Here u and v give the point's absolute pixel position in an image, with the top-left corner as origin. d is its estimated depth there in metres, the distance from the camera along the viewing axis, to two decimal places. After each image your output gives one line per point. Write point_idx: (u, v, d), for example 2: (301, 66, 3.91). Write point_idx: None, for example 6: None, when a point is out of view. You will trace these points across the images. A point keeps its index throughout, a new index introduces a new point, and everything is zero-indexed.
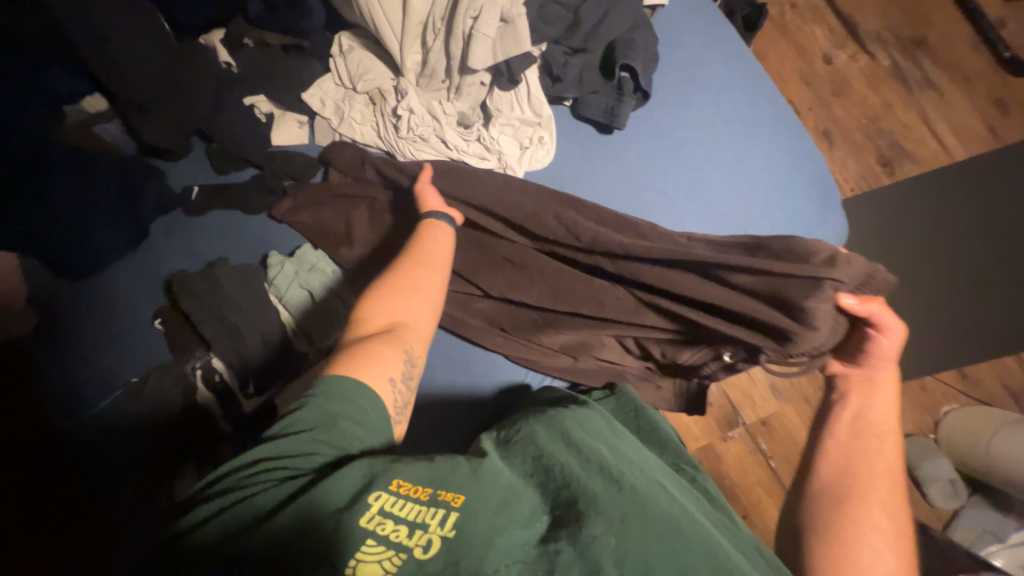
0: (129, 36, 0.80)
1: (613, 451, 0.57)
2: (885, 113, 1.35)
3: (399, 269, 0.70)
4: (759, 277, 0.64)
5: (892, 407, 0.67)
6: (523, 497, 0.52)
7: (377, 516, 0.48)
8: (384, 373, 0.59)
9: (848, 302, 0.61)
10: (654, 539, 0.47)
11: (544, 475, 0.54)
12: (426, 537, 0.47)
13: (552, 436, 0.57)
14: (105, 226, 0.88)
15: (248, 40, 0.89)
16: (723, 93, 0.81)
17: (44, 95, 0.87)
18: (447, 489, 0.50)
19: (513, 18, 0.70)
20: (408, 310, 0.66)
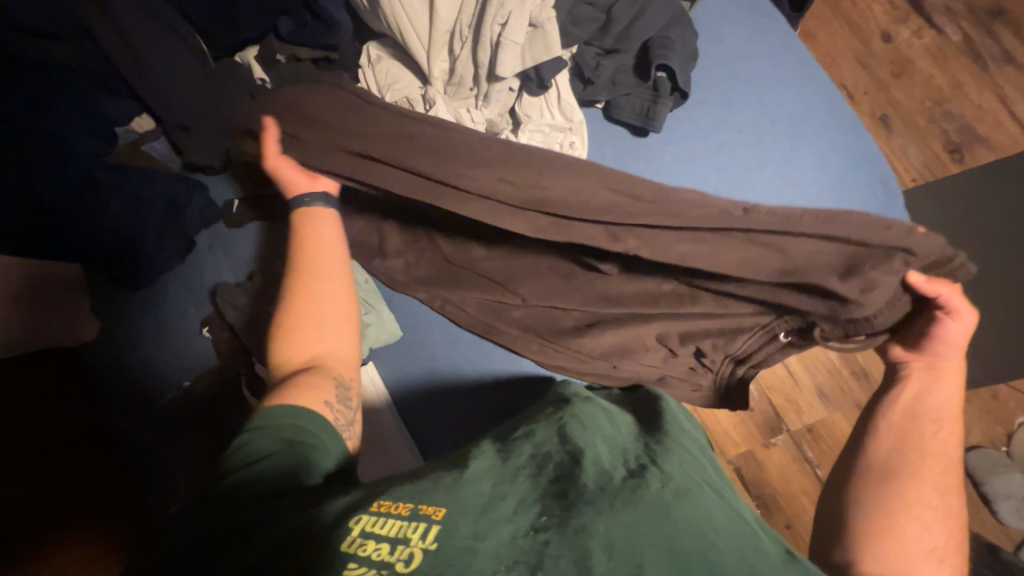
0: (168, 58, 0.83)
1: (608, 448, 0.55)
2: (954, 93, 1.22)
3: (305, 291, 0.73)
4: (825, 241, 0.58)
5: (955, 397, 0.68)
6: (512, 494, 0.47)
7: (357, 540, 0.43)
8: (318, 395, 0.63)
9: (919, 279, 0.59)
10: (647, 526, 0.44)
11: (538, 467, 0.51)
12: (407, 551, 0.42)
13: (551, 436, 0.56)
14: (155, 241, 0.93)
15: (281, 57, 0.89)
16: (767, 87, 0.75)
17: (97, 117, 0.91)
18: (429, 501, 0.46)
19: (543, 23, 0.66)
20: (324, 336, 0.70)
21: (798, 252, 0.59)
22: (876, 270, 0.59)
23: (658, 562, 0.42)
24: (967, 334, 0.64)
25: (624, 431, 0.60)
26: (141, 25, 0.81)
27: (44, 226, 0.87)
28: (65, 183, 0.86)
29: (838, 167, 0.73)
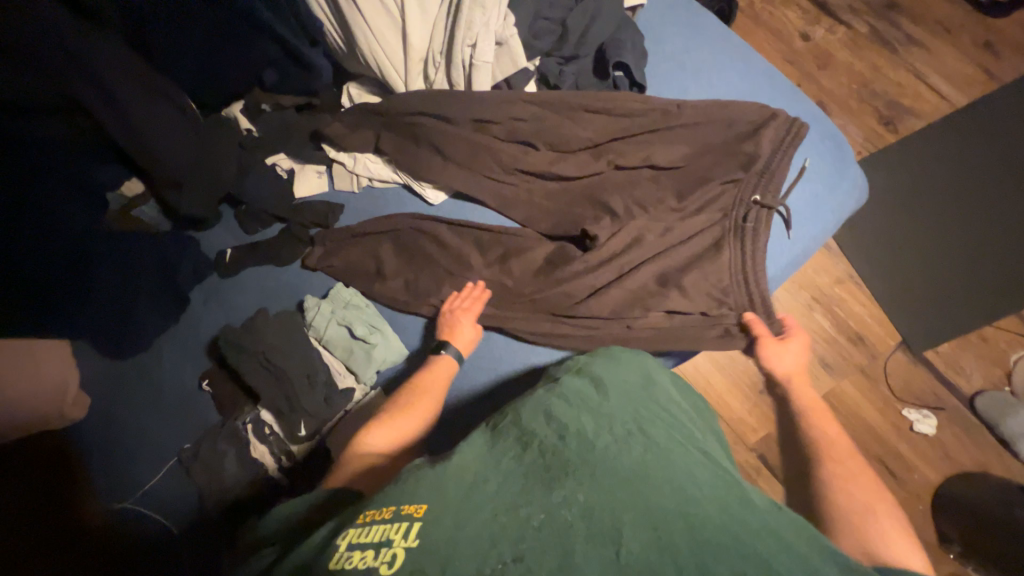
0: (159, 126, 0.87)
1: (595, 416, 0.55)
2: (874, 76, 1.37)
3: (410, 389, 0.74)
4: (727, 130, 0.80)
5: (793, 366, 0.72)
6: (495, 477, 0.49)
7: (344, 554, 0.44)
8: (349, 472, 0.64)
9: (775, 131, 0.78)
10: (624, 493, 0.45)
11: (524, 446, 0.52)
12: (390, 552, 0.43)
13: (534, 417, 0.56)
14: (146, 301, 0.95)
15: (265, 106, 0.97)
16: (715, 74, 0.83)
17: (90, 188, 0.94)
18: (411, 501, 0.47)
19: (507, 39, 0.75)
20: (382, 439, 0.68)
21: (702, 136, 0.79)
22: (761, 136, 0.78)
23: (636, 527, 0.42)
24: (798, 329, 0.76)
25: (615, 393, 0.59)
26: (128, 90, 0.83)
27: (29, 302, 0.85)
28: (55, 255, 0.86)
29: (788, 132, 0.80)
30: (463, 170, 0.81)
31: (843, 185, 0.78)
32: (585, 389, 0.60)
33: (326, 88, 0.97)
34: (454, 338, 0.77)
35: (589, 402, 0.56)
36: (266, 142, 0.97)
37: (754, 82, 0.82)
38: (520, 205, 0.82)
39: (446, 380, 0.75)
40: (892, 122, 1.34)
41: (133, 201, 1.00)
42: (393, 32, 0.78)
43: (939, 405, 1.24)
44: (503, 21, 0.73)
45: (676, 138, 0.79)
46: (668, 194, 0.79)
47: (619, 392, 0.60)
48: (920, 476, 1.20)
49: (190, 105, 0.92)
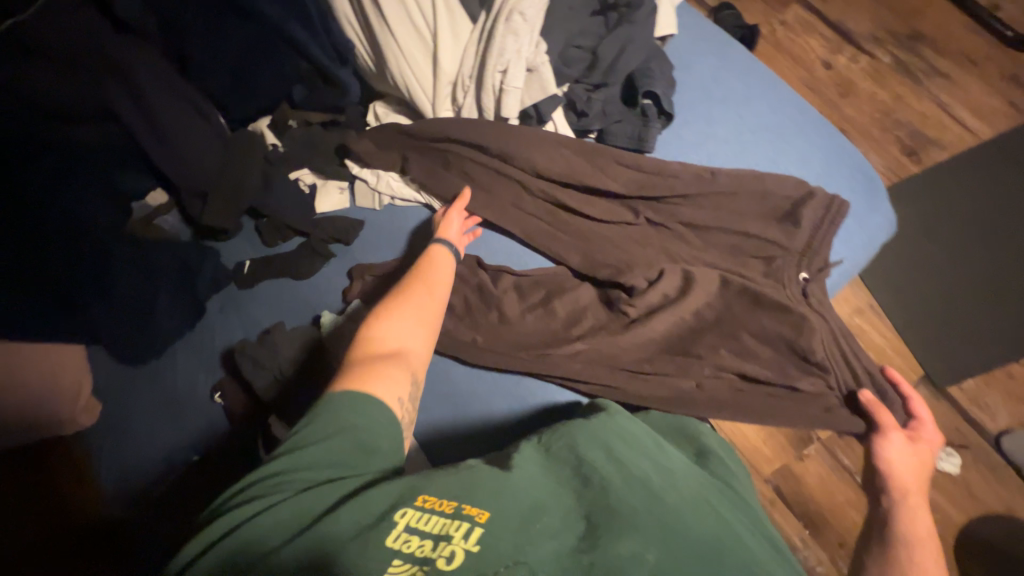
0: (189, 136, 0.88)
1: (655, 465, 0.58)
2: (897, 105, 1.36)
3: (408, 291, 0.71)
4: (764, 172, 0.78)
5: (911, 466, 0.65)
6: (555, 507, 0.53)
7: (404, 535, 0.49)
8: (390, 389, 0.60)
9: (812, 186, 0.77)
10: (687, 560, 0.48)
11: (582, 482, 0.55)
12: (449, 548, 0.48)
13: (593, 445, 0.59)
14: (166, 308, 0.95)
15: (293, 121, 0.96)
16: (744, 104, 0.82)
17: (116, 196, 0.93)
18: (472, 503, 0.51)
19: (539, 66, 0.74)
20: (404, 337, 0.66)
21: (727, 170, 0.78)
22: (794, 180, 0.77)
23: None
24: (929, 432, 0.68)
25: (670, 449, 0.62)
26: (164, 105, 0.86)
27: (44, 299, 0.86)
28: (77, 254, 0.87)
29: (820, 164, 0.78)
30: (488, 194, 0.82)
31: (873, 218, 0.77)
32: (645, 435, 0.63)
33: (352, 104, 0.97)
34: (445, 234, 0.79)
35: (647, 448, 0.59)
36: (291, 158, 0.96)
37: (783, 113, 0.81)
38: (542, 229, 0.81)
39: (448, 273, 0.76)
40: (915, 151, 1.32)
41: (156, 209, 1.01)
42: (424, 55, 0.79)
43: (964, 444, 1.20)
44: (534, 48, 0.74)
45: (701, 168, 0.79)
46: (694, 221, 0.77)
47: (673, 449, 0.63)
48: (943, 517, 1.15)
49: (220, 120, 0.93)
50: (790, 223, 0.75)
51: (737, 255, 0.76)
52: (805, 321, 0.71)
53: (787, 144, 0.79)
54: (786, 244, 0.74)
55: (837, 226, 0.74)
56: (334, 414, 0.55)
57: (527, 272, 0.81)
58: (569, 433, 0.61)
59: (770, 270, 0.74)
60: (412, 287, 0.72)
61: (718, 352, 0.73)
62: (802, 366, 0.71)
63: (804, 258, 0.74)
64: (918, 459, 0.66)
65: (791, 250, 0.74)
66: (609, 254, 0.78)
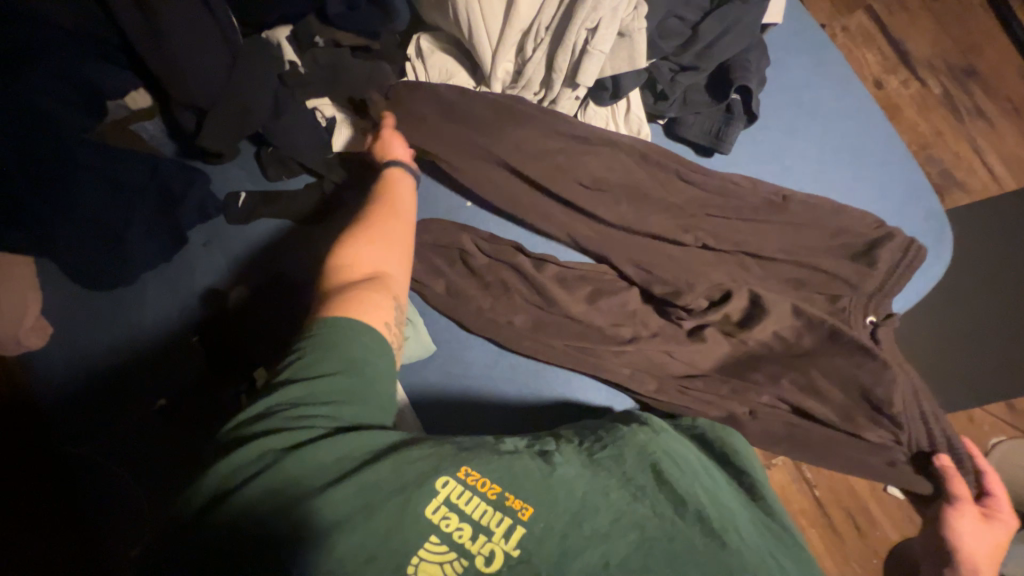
0: (185, 32, 0.71)
1: (711, 498, 0.52)
2: (935, 140, 1.34)
3: (379, 217, 0.66)
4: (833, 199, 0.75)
5: (988, 546, 0.65)
6: (605, 508, 0.48)
7: (443, 508, 0.46)
8: (380, 314, 0.56)
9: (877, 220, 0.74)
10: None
11: (636, 491, 0.51)
12: (488, 546, 0.45)
13: (642, 466, 0.54)
14: (140, 235, 0.81)
15: (319, 39, 0.81)
16: (827, 118, 0.77)
17: (84, 88, 0.76)
18: (516, 496, 0.47)
19: (632, 32, 0.64)
20: (379, 259, 0.62)
21: (795, 190, 0.75)
22: (857, 212, 0.74)
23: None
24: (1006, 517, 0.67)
25: (720, 479, 0.57)
26: None
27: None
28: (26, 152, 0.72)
29: (893, 199, 0.75)
30: (544, 168, 0.75)
31: (935, 268, 0.75)
32: (690, 460, 0.57)
33: (390, 31, 0.83)
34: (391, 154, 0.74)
35: (704, 481, 0.54)
36: (310, 82, 0.82)
37: (865, 136, 0.76)
38: (595, 217, 0.75)
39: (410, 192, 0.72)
40: (941, 191, 1.32)
41: (136, 114, 0.84)
42: None
43: None
44: (633, 11, 0.64)
45: (769, 182, 0.75)
46: (753, 237, 0.73)
47: (728, 482, 0.57)
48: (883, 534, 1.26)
49: (232, 21, 0.76)
50: (853, 257, 0.73)
51: (789, 280, 0.74)
52: (842, 358, 0.70)
53: (862, 172, 0.75)
54: (841, 276, 0.72)
55: (909, 276, 0.72)
56: (332, 347, 0.51)
57: (573, 264, 0.76)
58: (618, 448, 0.56)
59: (834, 307, 0.72)
60: (389, 213, 0.67)
61: (752, 376, 0.71)
62: (831, 402, 0.70)
63: (858, 293, 0.72)
64: (996, 546, 0.65)
65: (850, 285, 0.72)
66: (660, 263, 0.74)
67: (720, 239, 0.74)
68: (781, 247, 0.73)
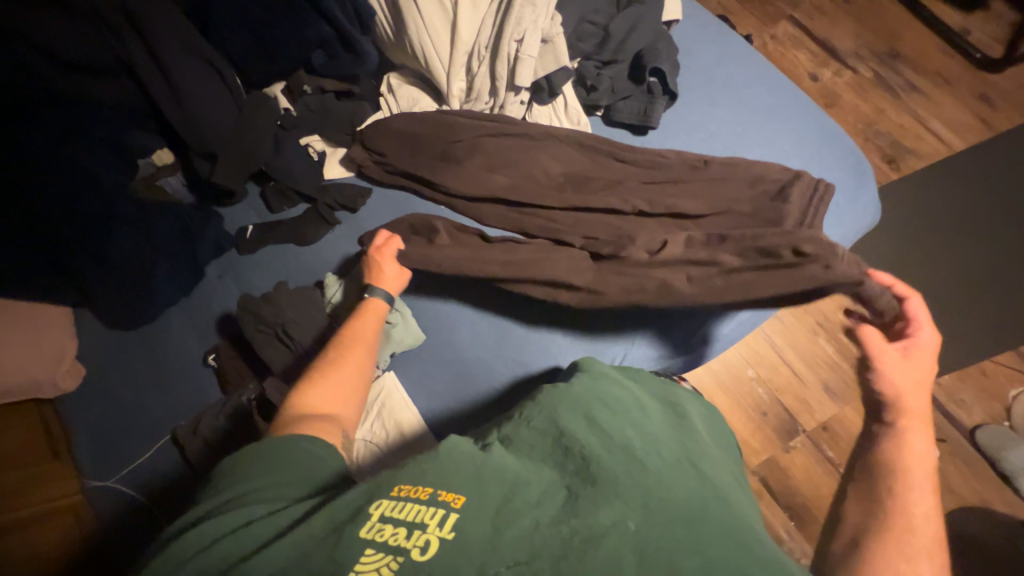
0: (202, 92, 0.88)
1: (639, 431, 0.57)
2: (878, 117, 1.45)
3: (339, 346, 0.73)
4: (761, 152, 0.84)
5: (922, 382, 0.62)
6: (535, 481, 0.51)
7: (378, 525, 0.46)
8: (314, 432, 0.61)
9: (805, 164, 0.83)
10: (679, 530, 0.44)
11: (564, 454, 0.54)
12: (423, 537, 0.45)
13: (575, 416, 0.58)
14: (167, 269, 0.93)
15: (307, 87, 0.98)
16: (741, 89, 0.88)
17: (119, 149, 0.91)
18: (447, 489, 0.49)
19: (553, 37, 0.79)
20: (331, 399, 0.67)
21: (724, 151, 0.85)
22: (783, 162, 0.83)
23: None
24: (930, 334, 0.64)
25: (652, 414, 0.63)
26: (181, 62, 0.87)
27: (48, 254, 0.89)
28: (79, 207, 0.86)
29: (815, 145, 0.84)
30: (499, 158, 0.87)
31: (864, 198, 0.82)
32: (631, 405, 0.62)
33: (366, 75, 0.99)
34: (380, 283, 0.80)
35: (631, 415, 0.60)
36: (302, 123, 0.99)
37: (779, 99, 0.87)
38: (547, 195, 0.84)
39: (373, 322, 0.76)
40: (895, 160, 1.41)
41: (161, 168, 0.99)
42: (443, 25, 0.83)
43: (942, 438, 1.24)
44: (550, 20, 0.79)
45: (698, 146, 0.85)
46: (696, 191, 0.81)
47: (659, 416, 0.63)
48: None
49: (237, 79, 0.93)
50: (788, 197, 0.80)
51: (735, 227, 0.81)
52: None
53: (783, 128, 0.85)
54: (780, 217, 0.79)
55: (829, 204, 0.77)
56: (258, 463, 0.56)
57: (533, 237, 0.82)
58: (552, 403, 0.61)
59: None
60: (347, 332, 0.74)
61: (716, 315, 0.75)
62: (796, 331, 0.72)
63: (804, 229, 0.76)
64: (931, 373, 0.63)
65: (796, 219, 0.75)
66: (614, 227, 0.80)
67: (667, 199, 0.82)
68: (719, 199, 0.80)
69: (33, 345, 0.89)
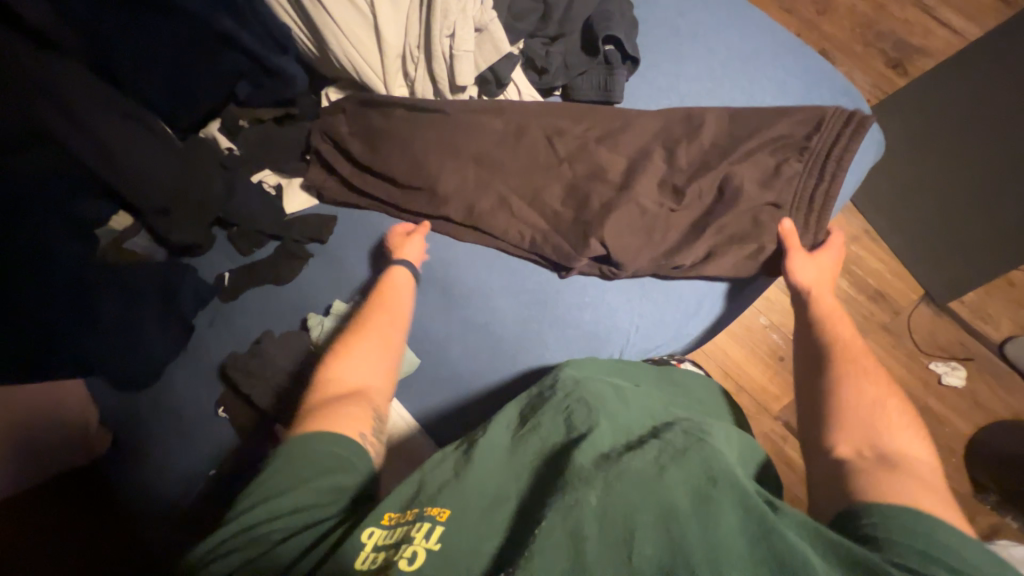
0: (138, 144, 0.84)
1: (612, 424, 0.56)
2: (879, 15, 1.30)
3: (367, 325, 0.73)
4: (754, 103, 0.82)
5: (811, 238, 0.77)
6: (514, 492, 0.51)
7: (372, 555, 0.46)
8: (353, 426, 0.61)
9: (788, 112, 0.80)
10: (638, 495, 0.46)
11: (543, 455, 0.54)
12: (411, 551, 0.45)
13: (556, 419, 0.57)
14: (155, 329, 0.90)
15: (243, 122, 0.94)
16: (697, 59, 0.87)
17: (73, 221, 0.87)
18: (434, 504, 0.49)
19: (487, 24, 0.74)
20: (364, 373, 0.68)
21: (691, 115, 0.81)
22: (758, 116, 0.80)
23: (647, 527, 0.43)
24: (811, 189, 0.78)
25: (629, 402, 0.61)
26: (110, 120, 0.82)
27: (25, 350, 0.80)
28: (51, 289, 0.82)
29: (798, 90, 0.84)
30: (454, 160, 0.83)
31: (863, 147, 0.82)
32: (604, 393, 0.61)
33: (303, 94, 0.93)
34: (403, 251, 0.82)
35: (605, 407, 0.57)
36: (250, 161, 0.94)
37: (748, 51, 0.86)
38: (503, 203, 0.82)
39: (400, 287, 0.79)
40: (901, 63, 1.27)
41: (124, 232, 0.95)
42: (367, 33, 0.77)
43: (968, 355, 1.20)
44: (481, 6, 0.73)
45: (670, 116, 0.82)
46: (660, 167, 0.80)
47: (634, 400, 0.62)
48: (951, 428, 1.16)
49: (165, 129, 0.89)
50: (759, 172, 0.78)
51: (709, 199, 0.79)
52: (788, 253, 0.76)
53: (760, 79, 0.85)
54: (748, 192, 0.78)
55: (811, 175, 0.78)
56: (308, 454, 0.56)
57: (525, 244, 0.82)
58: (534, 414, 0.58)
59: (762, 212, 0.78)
60: (339, 368, 0.68)
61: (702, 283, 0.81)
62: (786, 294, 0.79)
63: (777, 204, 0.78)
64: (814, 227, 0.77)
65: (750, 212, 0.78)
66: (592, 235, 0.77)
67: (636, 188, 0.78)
68: (680, 178, 0.79)
69: (55, 420, 0.85)
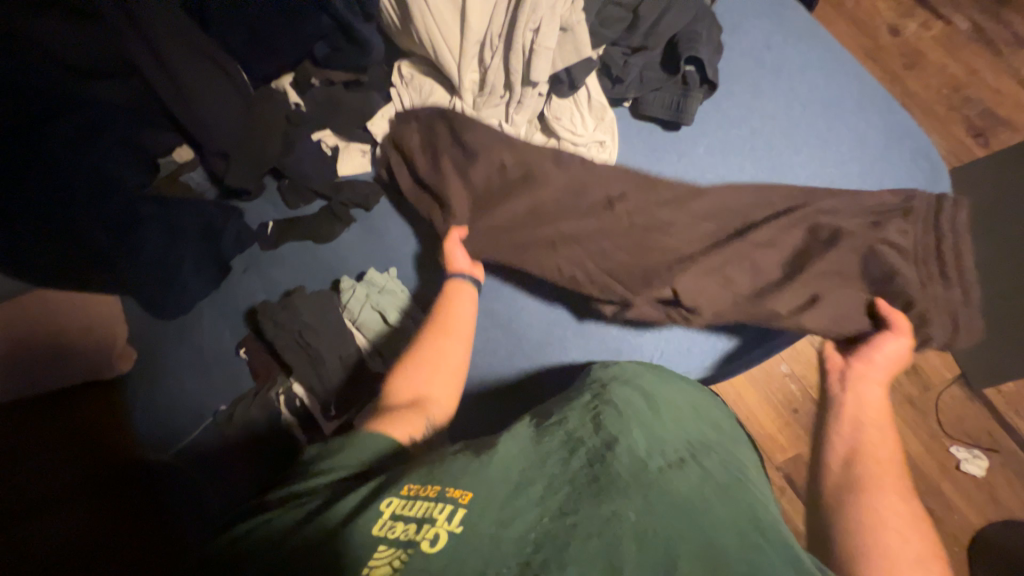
0: (215, 92, 0.87)
1: (643, 432, 0.55)
2: (970, 80, 1.25)
3: (431, 341, 0.75)
4: (818, 158, 0.83)
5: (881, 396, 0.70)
6: (540, 481, 0.50)
7: (388, 523, 0.46)
8: (406, 433, 0.62)
9: (854, 175, 0.82)
10: (675, 517, 0.45)
11: (570, 452, 0.53)
12: (432, 531, 0.45)
13: (583, 423, 0.57)
14: (192, 267, 0.94)
15: (315, 81, 0.95)
16: (770, 99, 0.86)
17: (135, 148, 0.90)
18: (457, 486, 0.49)
19: (573, 26, 0.75)
20: (427, 386, 0.70)
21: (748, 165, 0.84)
22: (811, 172, 0.82)
23: (689, 558, 0.42)
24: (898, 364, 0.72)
25: (662, 411, 0.60)
26: (190, 61, 0.84)
27: (79, 263, 0.84)
28: (105, 208, 0.84)
29: (876, 145, 0.82)
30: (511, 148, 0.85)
31: None
32: (634, 401, 0.60)
33: (377, 65, 0.95)
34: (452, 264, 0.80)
35: (637, 417, 0.57)
36: (313, 119, 0.96)
37: (825, 98, 0.85)
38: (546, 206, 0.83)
39: (466, 306, 0.78)
40: (984, 133, 1.21)
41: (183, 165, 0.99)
42: (452, 16, 0.79)
43: (993, 446, 1.15)
44: (570, 6, 0.74)
45: (727, 161, 0.84)
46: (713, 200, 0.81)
47: (666, 411, 0.60)
48: (959, 516, 1.11)
49: (243, 77, 0.91)
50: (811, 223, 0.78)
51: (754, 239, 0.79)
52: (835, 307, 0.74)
53: (837, 129, 0.83)
54: (800, 235, 0.78)
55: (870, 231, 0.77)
56: (364, 454, 0.58)
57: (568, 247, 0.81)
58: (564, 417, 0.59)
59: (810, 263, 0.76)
60: (403, 381, 0.70)
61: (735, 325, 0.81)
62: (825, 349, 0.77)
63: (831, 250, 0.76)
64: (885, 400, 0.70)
65: (845, 254, 0.76)
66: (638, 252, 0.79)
67: (675, 217, 0.80)
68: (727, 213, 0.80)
69: (87, 325, 0.90)
